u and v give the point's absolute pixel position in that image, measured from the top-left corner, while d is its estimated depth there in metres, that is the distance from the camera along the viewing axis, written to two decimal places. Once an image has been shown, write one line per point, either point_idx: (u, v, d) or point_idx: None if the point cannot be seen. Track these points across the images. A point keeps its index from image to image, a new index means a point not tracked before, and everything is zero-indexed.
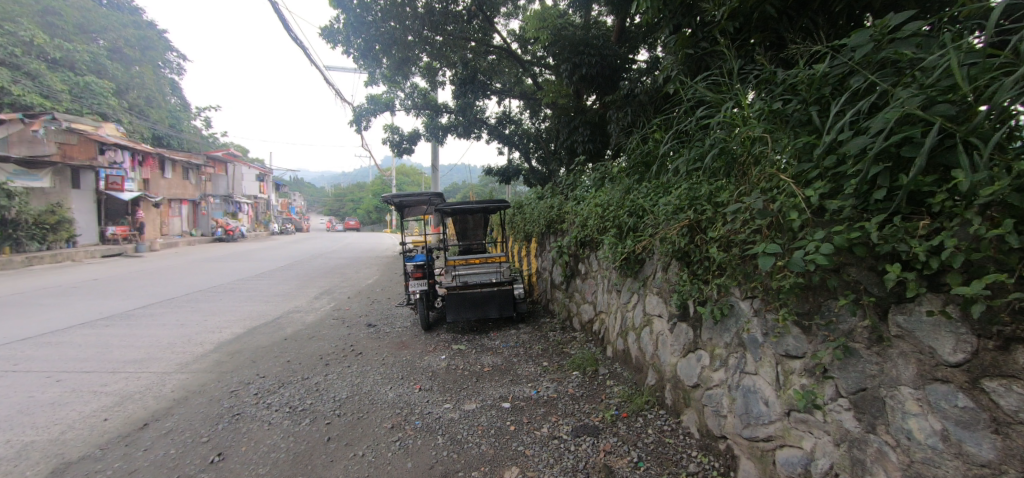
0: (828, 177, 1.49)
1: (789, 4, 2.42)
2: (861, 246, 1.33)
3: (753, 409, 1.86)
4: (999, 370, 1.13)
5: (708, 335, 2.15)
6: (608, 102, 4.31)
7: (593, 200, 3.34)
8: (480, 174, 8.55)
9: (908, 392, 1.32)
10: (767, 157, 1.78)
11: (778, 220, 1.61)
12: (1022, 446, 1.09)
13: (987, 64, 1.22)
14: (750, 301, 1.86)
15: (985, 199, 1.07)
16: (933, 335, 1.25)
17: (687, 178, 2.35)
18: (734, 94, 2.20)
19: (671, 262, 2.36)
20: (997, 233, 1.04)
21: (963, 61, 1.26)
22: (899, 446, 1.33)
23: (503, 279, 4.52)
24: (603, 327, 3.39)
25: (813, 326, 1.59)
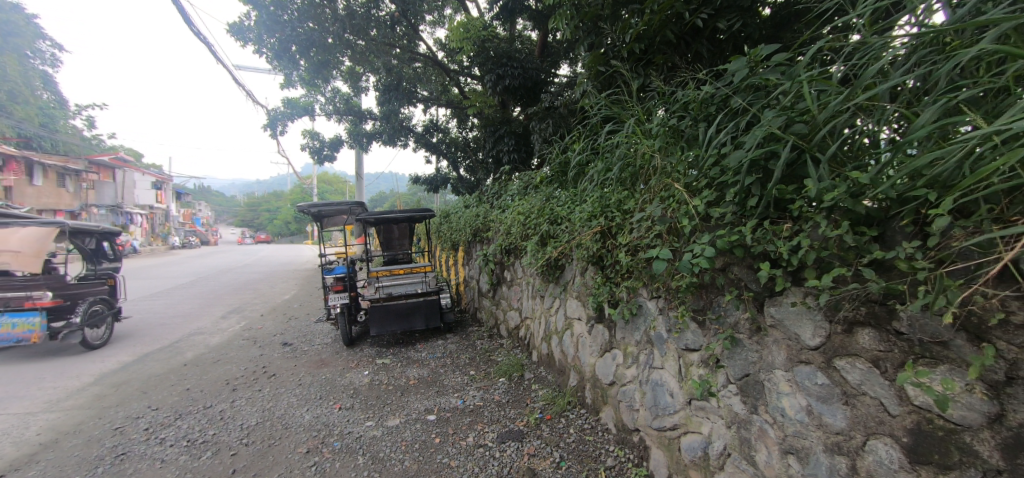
0: (713, 187, 1.68)
1: (685, 30, 2.68)
2: (740, 247, 1.52)
3: (661, 401, 2.01)
4: (846, 350, 1.32)
5: (621, 334, 2.29)
6: (531, 114, 4.43)
7: (516, 209, 3.40)
8: (407, 183, 8.37)
9: (782, 374, 1.50)
10: (665, 168, 1.95)
11: (674, 225, 1.77)
12: (863, 413, 1.29)
13: (829, 91, 1.44)
14: (655, 301, 2.02)
15: (828, 206, 1.27)
16: (798, 323, 1.44)
17: (599, 187, 2.49)
18: (638, 111, 2.39)
19: (587, 267, 2.48)
20: (838, 233, 1.24)
21: (813, 87, 1.48)
22: (776, 423, 1.51)
23: (429, 289, 4.44)
24: (528, 333, 3.46)
25: (706, 321, 1.77)
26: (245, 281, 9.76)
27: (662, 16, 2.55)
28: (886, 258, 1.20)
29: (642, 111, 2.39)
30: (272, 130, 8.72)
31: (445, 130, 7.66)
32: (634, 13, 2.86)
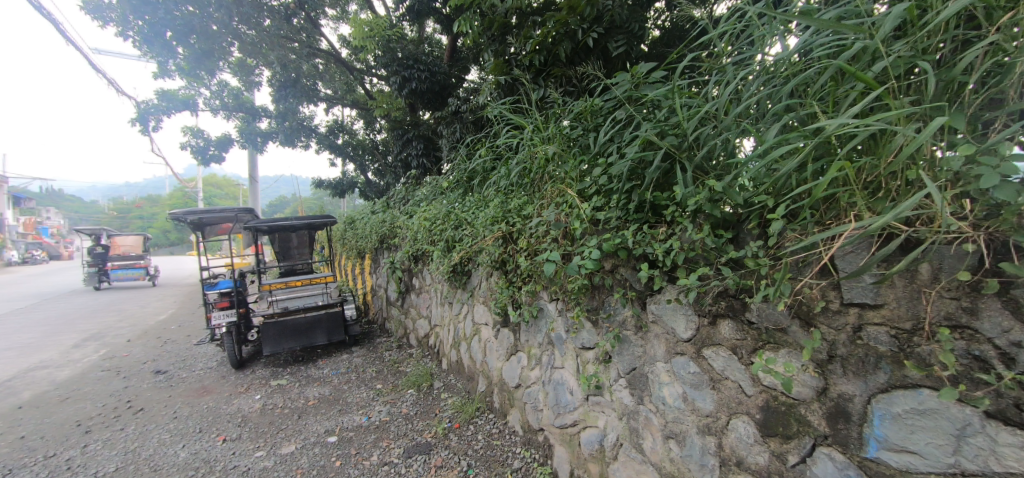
0: (601, 193, 1.79)
1: (581, 45, 2.82)
2: (624, 249, 1.64)
3: (562, 399, 2.10)
4: (711, 340, 1.47)
5: (525, 337, 2.35)
6: (439, 118, 4.38)
7: (422, 214, 3.33)
8: (310, 187, 7.81)
9: (662, 366, 1.63)
10: (559, 174, 2.05)
11: (568, 230, 1.87)
12: (726, 395, 1.45)
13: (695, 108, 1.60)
14: (554, 303, 2.10)
15: (693, 211, 1.40)
16: (673, 317, 1.58)
17: (501, 192, 2.53)
18: (535, 118, 2.46)
19: (492, 271, 2.51)
20: (701, 236, 1.38)
21: (683, 103, 1.63)
22: (658, 411, 1.64)
23: (330, 301, 4.17)
24: (437, 341, 3.40)
25: (599, 320, 1.88)
26: (126, 296, 9.07)
27: (559, 30, 2.66)
28: (739, 257, 1.36)
29: (540, 119, 2.47)
30: (142, 125, 7.58)
31: (351, 131, 7.27)
32: (533, 25, 2.96)
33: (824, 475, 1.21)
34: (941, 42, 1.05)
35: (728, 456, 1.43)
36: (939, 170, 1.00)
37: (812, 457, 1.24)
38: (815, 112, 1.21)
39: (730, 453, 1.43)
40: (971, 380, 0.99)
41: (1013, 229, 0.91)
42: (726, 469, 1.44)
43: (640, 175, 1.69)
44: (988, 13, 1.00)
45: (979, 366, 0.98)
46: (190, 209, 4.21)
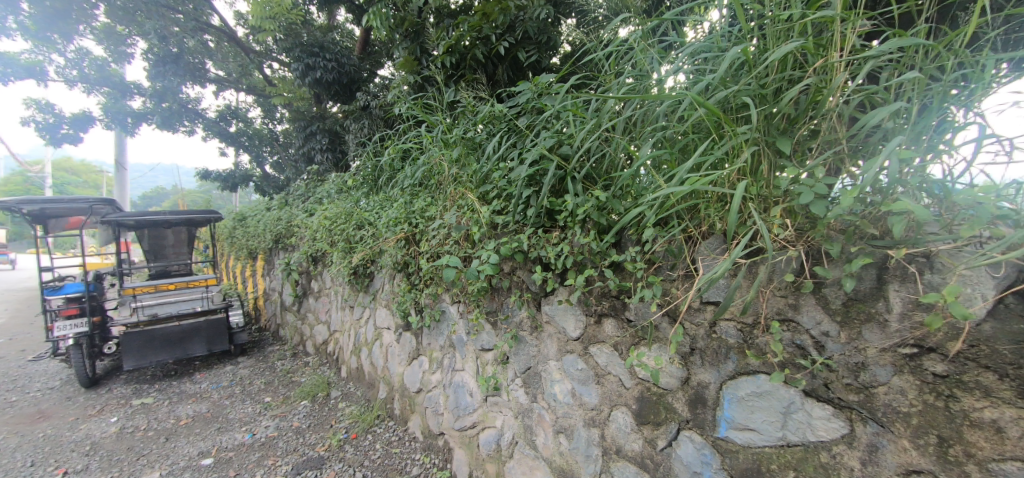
0: (501, 198, 1.84)
1: (493, 52, 2.86)
2: (520, 253, 1.69)
3: (462, 401, 2.12)
4: (596, 338, 1.58)
5: (427, 340, 2.35)
6: (345, 112, 4.15)
7: (322, 213, 3.14)
8: (196, 178, 6.96)
9: (554, 364, 1.71)
10: (462, 178, 2.06)
11: (469, 233, 1.89)
12: (607, 389, 1.55)
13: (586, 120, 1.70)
14: (456, 306, 2.12)
15: (581, 218, 1.49)
16: (564, 318, 1.66)
17: (406, 193, 2.48)
18: (441, 120, 2.45)
19: (395, 273, 2.44)
20: (587, 241, 1.48)
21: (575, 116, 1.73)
22: (550, 408, 1.72)
23: (212, 307, 3.74)
24: (336, 347, 3.22)
25: (497, 321, 1.94)
26: None
27: (470, 34, 2.68)
28: (620, 261, 1.47)
29: (447, 121, 2.46)
30: None
31: (248, 120, 6.61)
32: (445, 26, 2.95)
33: (685, 456, 1.34)
34: (777, 79, 1.22)
35: (609, 445, 1.53)
36: (773, 190, 1.18)
37: (676, 441, 1.37)
38: (680, 132, 1.35)
39: (611, 443, 1.53)
40: (794, 365, 1.16)
41: (822, 239, 1.09)
42: (607, 458, 1.54)
43: (537, 181, 1.76)
44: (809, 58, 1.19)
45: (799, 353, 1.16)
46: (29, 198, 3.53)
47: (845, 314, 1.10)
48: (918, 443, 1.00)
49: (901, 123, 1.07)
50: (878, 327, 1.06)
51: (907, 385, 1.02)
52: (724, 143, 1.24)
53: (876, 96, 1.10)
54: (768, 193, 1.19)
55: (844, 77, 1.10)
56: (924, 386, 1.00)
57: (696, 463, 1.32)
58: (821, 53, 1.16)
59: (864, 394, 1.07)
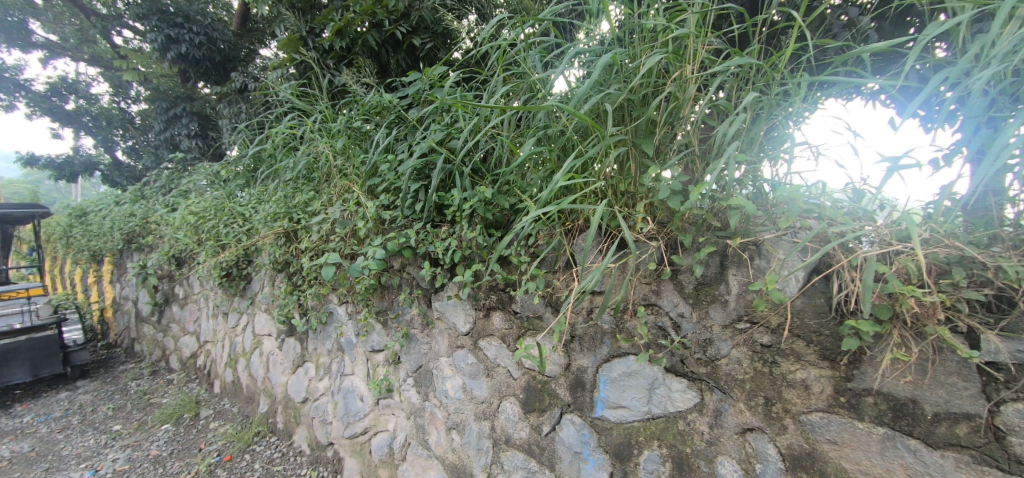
0: (390, 192, 1.76)
1: (388, 39, 2.70)
2: (408, 248, 1.64)
3: (352, 407, 2.01)
4: (485, 331, 1.59)
5: (313, 345, 2.20)
6: (217, 93, 3.68)
7: (186, 208, 2.75)
8: (18, 166, 5.69)
9: (445, 360, 1.70)
10: (348, 170, 1.94)
11: (355, 230, 1.79)
12: (496, 381, 1.57)
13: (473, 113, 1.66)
14: (344, 306, 2.01)
15: (467, 213, 1.48)
16: (454, 313, 1.65)
17: (286, 186, 2.27)
18: (325, 107, 2.26)
19: (275, 274, 2.23)
20: (473, 235, 1.47)
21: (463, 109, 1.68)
22: (441, 405, 1.71)
23: (39, 323, 3.07)
24: (208, 360, 2.88)
25: (387, 320, 1.87)
26: None
27: (362, 18, 2.50)
28: (506, 255, 1.48)
29: (333, 108, 2.29)
30: None
31: (93, 98, 5.57)
32: (334, 7, 2.72)
33: (567, 438, 1.41)
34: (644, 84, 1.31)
35: (499, 436, 1.56)
36: (639, 187, 1.27)
37: (560, 425, 1.43)
38: (559, 130, 1.39)
39: (500, 433, 1.55)
40: (657, 345, 1.27)
41: (677, 230, 1.21)
42: (498, 449, 1.56)
43: (426, 175, 1.72)
44: (669, 66, 1.29)
45: (661, 334, 1.26)
46: None
47: (696, 296, 1.23)
48: (751, 404, 1.14)
49: (740, 127, 1.20)
50: (721, 306, 1.18)
51: (743, 356, 1.16)
52: (595, 143, 1.30)
53: (720, 103, 1.23)
54: (634, 190, 1.28)
55: (695, 86, 1.21)
56: (755, 355, 1.14)
57: (577, 444, 1.39)
58: (678, 62, 1.26)
59: (711, 366, 1.20)
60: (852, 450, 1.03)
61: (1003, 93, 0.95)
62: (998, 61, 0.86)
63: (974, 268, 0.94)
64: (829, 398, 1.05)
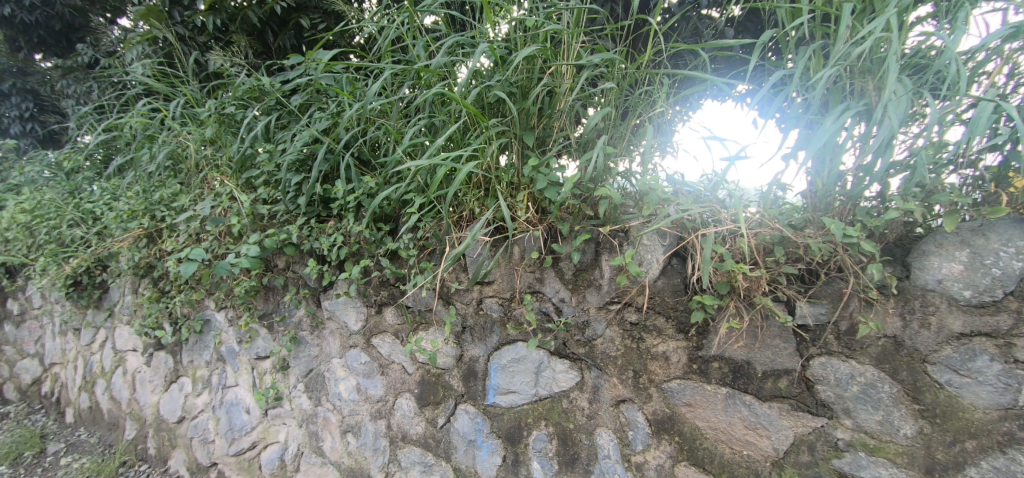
0: (270, 184, 1.62)
1: (271, 16, 2.35)
2: (291, 245, 1.53)
3: (236, 422, 1.84)
4: (377, 329, 1.54)
5: (188, 358, 1.98)
6: (58, 69, 3.12)
7: (15, 205, 2.30)
8: None
9: (337, 361, 1.63)
10: (221, 161, 1.75)
11: (229, 227, 1.62)
12: (391, 379, 1.54)
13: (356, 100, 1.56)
14: (223, 312, 1.83)
15: (352, 206, 1.41)
16: (344, 311, 1.58)
17: (147, 178, 1.99)
18: (192, 89, 2.00)
19: (138, 280, 1.96)
20: (359, 229, 1.41)
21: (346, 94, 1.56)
22: (335, 409, 1.64)
23: None
24: (59, 385, 2.49)
25: (273, 324, 1.73)
26: None
27: None
28: (396, 248, 1.44)
29: (202, 91, 2.04)
30: None
31: None
32: None
33: (462, 428, 1.42)
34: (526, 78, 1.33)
35: (395, 433, 1.53)
36: (521, 177, 1.29)
37: (454, 415, 1.44)
38: (444, 120, 1.35)
39: (397, 431, 1.53)
40: (542, 330, 1.32)
41: (556, 219, 1.26)
42: (394, 447, 1.53)
43: (309, 167, 1.60)
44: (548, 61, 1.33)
45: (545, 318, 1.32)
46: None
47: (574, 281, 1.29)
48: (623, 378, 1.24)
49: (608, 121, 1.28)
50: (596, 290, 1.26)
51: (615, 334, 1.25)
52: (479, 135, 1.29)
53: (593, 98, 1.29)
54: (516, 180, 1.30)
55: (569, 81, 1.26)
56: (625, 333, 1.24)
57: (471, 432, 1.41)
58: (554, 58, 1.30)
59: (589, 346, 1.28)
60: (703, 410, 1.17)
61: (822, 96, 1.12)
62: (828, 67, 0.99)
63: (791, 246, 1.11)
64: (685, 366, 1.19)
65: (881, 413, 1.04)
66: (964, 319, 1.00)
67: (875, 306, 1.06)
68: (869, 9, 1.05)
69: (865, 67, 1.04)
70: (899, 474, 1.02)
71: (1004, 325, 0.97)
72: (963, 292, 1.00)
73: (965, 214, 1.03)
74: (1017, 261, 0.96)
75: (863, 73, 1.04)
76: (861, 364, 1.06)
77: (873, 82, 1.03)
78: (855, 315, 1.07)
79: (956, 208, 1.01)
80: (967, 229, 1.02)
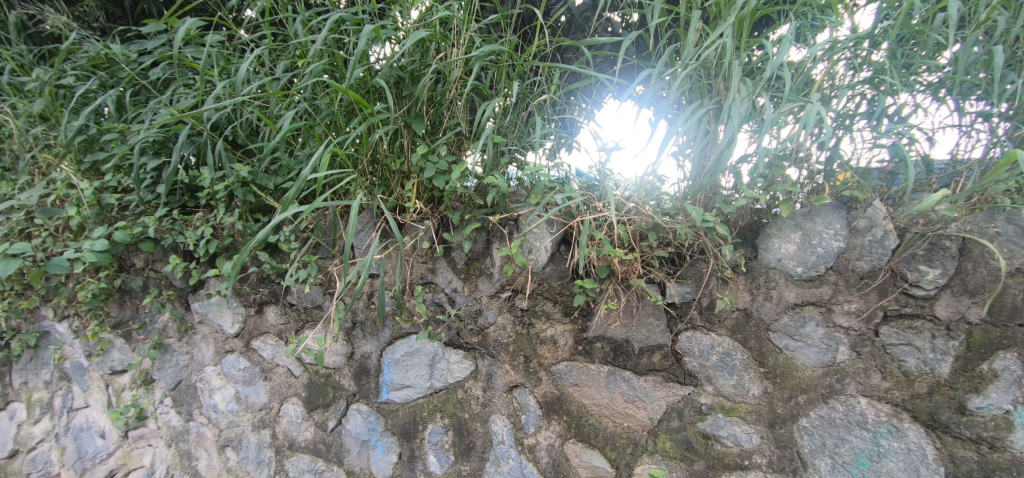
0: (121, 169, 1.40)
1: None
2: (149, 241, 1.34)
3: (87, 449, 1.58)
4: (258, 330, 1.42)
5: (20, 379, 1.65)
6: None
7: None
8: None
9: (212, 370, 1.47)
10: (54, 141, 1.48)
11: (67, 221, 1.38)
12: (276, 383, 1.42)
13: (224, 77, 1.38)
14: (66, 321, 1.56)
15: (220, 196, 1.26)
16: (219, 313, 1.43)
17: None
18: (16, 54, 1.67)
19: None
20: (230, 221, 1.27)
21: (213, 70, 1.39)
22: (212, 422, 1.48)
23: None
24: None
25: (131, 333, 1.51)
26: None
27: None
28: (275, 242, 1.31)
29: (28, 56, 1.69)
30: None
31: None
32: None
33: (354, 429, 1.35)
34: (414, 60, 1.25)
35: (281, 442, 1.41)
36: (410, 165, 1.23)
37: (346, 416, 1.37)
38: (324, 102, 1.23)
39: (283, 439, 1.41)
40: (435, 320, 1.30)
41: (447, 209, 1.24)
42: (281, 457, 1.42)
43: (171, 150, 1.40)
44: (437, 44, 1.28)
45: (438, 309, 1.30)
46: None
47: (466, 271, 1.29)
48: (515, 364, 1.27)
49: (497, 110, 1.27)
50: (488, 279, 1.27)
51: (507, 321, 1.27)
52: (360, 119, 1.19)
53: (482, 86, 1.29)
54: (404, 168, 1.24)
55: (459, 69, 1.20)
56: (516, 319, 1.26)
57: (364, 432, 1.35)
58: (444, 43, 1.22)
59: (481, 335, 1.28)
60: (589, 389, 1.23)
61: (686, 94, 1.23)
62: (685, 70, 1.11)
63: (662, 232, 1.19)
64: (571, 348, 1.24)
65: (735, 378, 1.17)
66: (798, 291, 1.17)
67: (729, 284, 1.19)
68: (720, 17, 1.17)
69: (718, 69, 1.17)
70: (748, 429, 1.16)
71: (825, 294, 1.16)
72: (796, 268, 1.16)
73: (798, 201, 1.19)
74: (835, 241, 1.14)
75: (717, 75, 1.16)
76: (720, 336, 1.19)
77: (724, 83, 1.15)
78: (714, 292, 1.20)
79: (791, 198, 1.15)
80: (800, 215, 1.18)
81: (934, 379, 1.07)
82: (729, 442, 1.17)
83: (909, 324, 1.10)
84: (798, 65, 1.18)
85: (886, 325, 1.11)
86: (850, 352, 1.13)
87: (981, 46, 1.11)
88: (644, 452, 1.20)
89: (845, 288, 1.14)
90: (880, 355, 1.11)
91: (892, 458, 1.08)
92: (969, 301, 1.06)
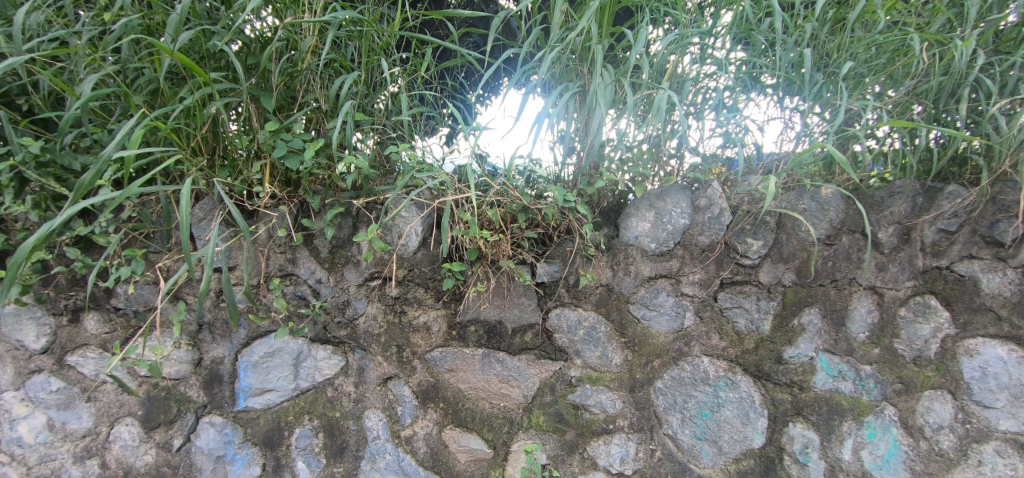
0: None
1: None
2: None
3: None
4: (75, 342, 1.20)
5: None
6: None
7: None
8: None
9: (12, 396, 1.21)
10: None
11: None
12: (103, 403, 1.21)
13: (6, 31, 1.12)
14: None
15: (5, 179, 1.03)
16: (17, 326, 1.18)
17: None
18: None
19: None
20: (22, 211, 1.05)
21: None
22: (16, 459, 1.21)
23: None
24: None
25: None
26: None
27: None
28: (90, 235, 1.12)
29: None
30: None
31: None
32: None
33: (205, 445, 1.20)
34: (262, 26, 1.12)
35: (113, 472, 1.21)
36: (259, 145, 1.11)
37: (195, 432, 1.20)
38: (145, 69, 1.05)
39: (116, 468, 1.21)
40: (297, 316, 1.20)
41: (305, 193, 1.15)
42: None
43: None
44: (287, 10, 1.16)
45: (301, 303, 1.20)
46: None
47: (331, 260, 1.21)
48: (386, 355, 1.22)
49: (358, 86, 1.20)
50: (354, 268, 1.20)
51: (377, 311, 1.21)
52: (192, 91, 1.05)
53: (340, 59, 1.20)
54: (252, 148, 1.12)
55: (312, 38, 1.11)
56: (387, 308, 1.22)
57: (218, 447, 1.20)
58: (295, 8, 1.11)
59: (350, 328, 1.21)
60: (464, 373, 1.23)
61: (555, 78, 1.27)
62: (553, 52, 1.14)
63: (531, 214, 1.22)
64: (445, 334, 1.23)
65: (600, 349, 1.25)
66: (652, 265, 1.28)
67: (593, 262, 1.26)
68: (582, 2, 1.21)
69: (583, 55, 1.22)
70: (612, 396, 1.25)
71: (674, 267, 1.27)
72: (650, 245, 1.27)
73: (652, 183, 1.29)
74: (681, 218, 1.26)
75: (582, 60, 1.21)
76: (586, 310, 1.26)
77: (587, 68, 1.21)
78: (579, 270, 1.26)
79: (645, 179, 1.24)
80: (653, 195, 1.28)
81: (759, 335, 1.24)
82: (596, 410, 1.25)
83: (740, 289, 1.26)
84: (652, 55, 1.28)
85: (723, 291, 1.26)
86: (694, 317, 1.26)
87: (794, 46, 1.30)
88: (520, 429, 1.24)
89: (690, 260, 1.27)
90: (718, 318, 1.26)
91: (728, 407, 1.22)
92: (784, 266, 1.24)
